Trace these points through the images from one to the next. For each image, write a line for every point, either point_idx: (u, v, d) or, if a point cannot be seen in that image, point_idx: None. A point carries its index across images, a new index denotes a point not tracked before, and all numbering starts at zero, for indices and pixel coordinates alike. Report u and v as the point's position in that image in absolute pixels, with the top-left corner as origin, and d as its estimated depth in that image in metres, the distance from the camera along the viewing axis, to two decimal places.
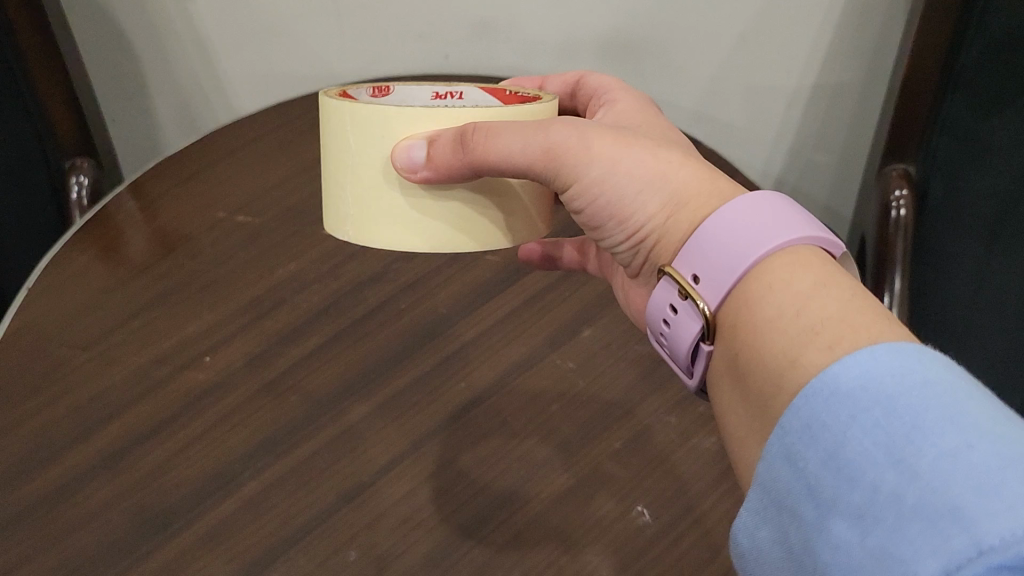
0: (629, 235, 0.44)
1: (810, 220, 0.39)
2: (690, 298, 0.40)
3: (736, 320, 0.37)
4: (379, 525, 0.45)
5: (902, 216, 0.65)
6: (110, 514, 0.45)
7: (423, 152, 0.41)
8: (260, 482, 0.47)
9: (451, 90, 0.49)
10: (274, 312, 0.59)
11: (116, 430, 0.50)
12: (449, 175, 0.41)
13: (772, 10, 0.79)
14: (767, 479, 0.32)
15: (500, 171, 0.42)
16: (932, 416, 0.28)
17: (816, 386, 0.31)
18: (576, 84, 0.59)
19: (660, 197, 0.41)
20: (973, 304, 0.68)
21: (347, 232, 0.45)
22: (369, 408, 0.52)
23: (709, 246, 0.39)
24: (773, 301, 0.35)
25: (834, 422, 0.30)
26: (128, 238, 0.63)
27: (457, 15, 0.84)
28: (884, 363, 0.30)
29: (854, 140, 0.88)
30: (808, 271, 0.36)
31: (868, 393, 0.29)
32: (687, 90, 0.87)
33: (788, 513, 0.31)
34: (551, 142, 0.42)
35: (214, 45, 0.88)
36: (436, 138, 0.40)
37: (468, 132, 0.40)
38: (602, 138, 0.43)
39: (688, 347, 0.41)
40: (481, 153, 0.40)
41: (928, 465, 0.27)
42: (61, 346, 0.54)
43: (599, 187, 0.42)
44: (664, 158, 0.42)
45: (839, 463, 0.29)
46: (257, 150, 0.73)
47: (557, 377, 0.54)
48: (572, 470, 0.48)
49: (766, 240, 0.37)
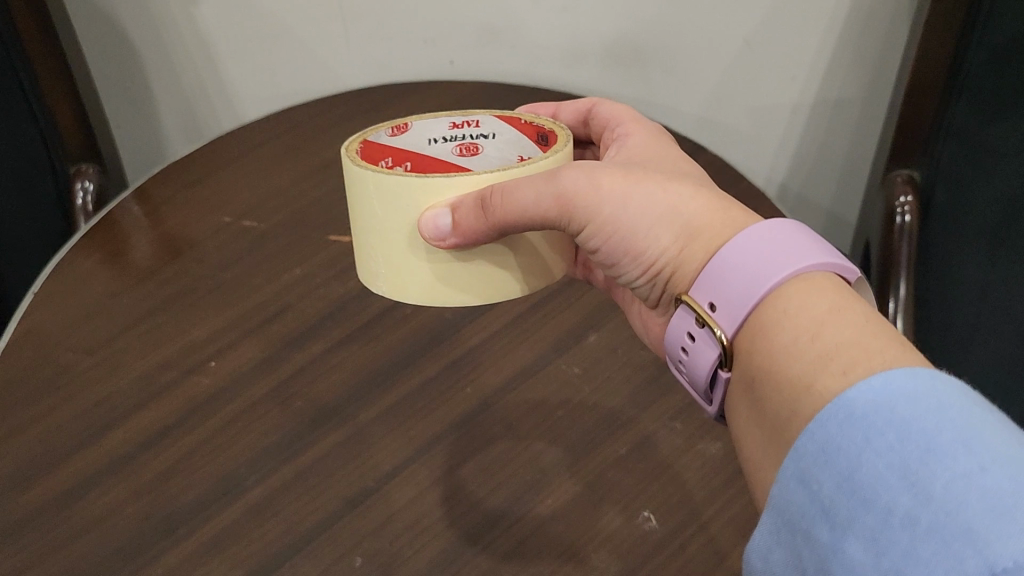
0: (647, 272, 0.44)
1: (819, 244, 0.39)
2: (706, 326, 0.40)
3: (751, 346, 0.37)
4: (385, 530, 0.45)
5: (907, 222, 0.66)
6: (115, 519, 0.45)
7: (449, 220, 0.41)
8: (265, 487, 0.47)
9: (468, 119, 0.50)
10: (278, 317, 0.59)
11: (121, 435, 0.50)
12: (476, 239, 0.41)
13: (777, 15, 0.79)
14: (780, 502, 0.32)
15: (520, 228, 0.42)
16: (946, 438, 0.28)
17: (830, 411, 0.31)
18: (588, 113, 0.58)
19: (672, 230, 0.42)
20: (977, 310, 0.68)
21: (380, 288, 0.46)
22: (374, 414, 0.52)
23: (726, 275, 0.39)
24: (789, 327, 0.36)
25: (849, 445, 0.30)
26: (133, 243, 0.63)
27: (462, 21, 0.84)
28: (898, 387, 0.30)
29: (858, 146, 0.88)
30: (822, 296, 0.36)
31: (883, 417, 0.30)
32: (693, 96, 0.87)
33: (801, 536, 0.31)
34: (563, 190, 0.42)
35: (220, 51, 0.89)
36: (458, 206, 0.41)
37: (485, 195, 0.41)
38: (611, 175, 0.44)
39: (707, 374, 0.41)
40: (501, 214, 0.40)
41: (942, 487, 0.27)
42: (67, 350, 0.54)
43: (612, 225, 0.43)
44: (674, 192, 0.43)
45: (853, 486, 0.29)
46: (262, 155, 0.73)
47: (563, 383, 0.55)
48: (578, 476, 0.48)
49: (779, 269, 0.37)
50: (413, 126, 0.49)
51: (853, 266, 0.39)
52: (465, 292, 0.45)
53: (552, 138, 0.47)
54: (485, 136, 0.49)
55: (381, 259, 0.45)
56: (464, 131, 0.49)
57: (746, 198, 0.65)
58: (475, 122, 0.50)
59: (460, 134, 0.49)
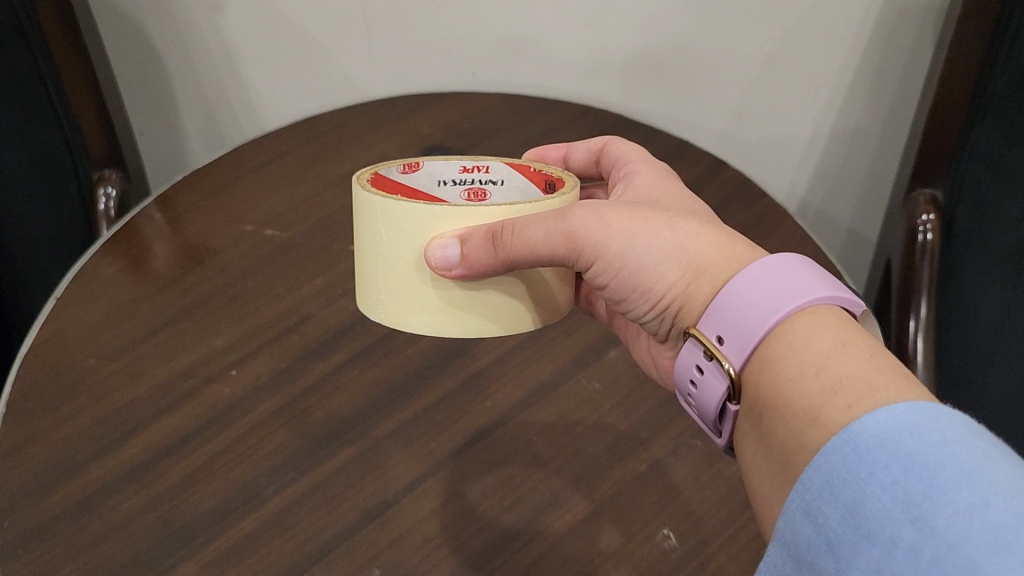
0: (656, 309, 0.44)
1: (825, 276, 0.39)
2: (714, 359, 0.40)
3: (759, 376, 0.37)
4: (403, 544, 0.45)
5: (929, 241, 0.66)
6: (134, 528, 0.45)
7: (457, 251, 0.41)
8: (285, 497, 0.47)
9: (478, 163, 0.48)
10: (298, 327, 0.59)
11: (141, 443, 0.50)
12: (483, 271, 0.41)
13: (801, 33, 0.79)
14: (786, 535, 0.32)
15: (528, 263, 0.42)
16: (949, 472, 0.28)
17: (835, 444, 0.31)
18: (600, 151, 0.58)
19: (679, 267, 0.42)
20: (998, 333, 0.66)
21: (378, 315, 0.46)
22: (392, 427, 0.52)
23: (733, 307, 0.39)
24: (795, 362, 0.36)
25: (854, 479, 0.30)
26: (155, 248, 0.63)
27: (487, 32, 0.84)
28: (902, 421, 0.30)
29: (879, 162, 0.88)
30: (827, 330, 0.36)
31: (886, 451, 0.29)
32: (713, 110, 0.87)
33: (807, 568, 0.31)
34: (572, 228, 0.42)
35: (243, 56, 0.89)
36: (468, 236, 0.41)
37: (496, 230, 0.41)
38: (619, 214, 0.43)
39: (716, 406, 0.41)
40: (511, 249, 0.41)
41: (946, 521, 0.26)
42: (88, 357, 0.54)
43: (619, 262, 0.43)
44: (680, 229, 0.43)
45: (857, 519, 0.29)
46: (286, 162, 0.72)
47: (583, 398, 0.54)
48: (596, 495, 0.48)
49: (784, 303, 0.37)
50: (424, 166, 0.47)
51: (860, 300, 0.39)
52: (470, 321, 0.44)
53: (561, 181, 0.47)
54: (494, 184, 0.48)
55: (386, 288, 0.44)
56: (474, 177, 0.48)
57: (769, 216, 0.65)
58: (486, 168, 0.48)
59: (470, 179, 0.48)
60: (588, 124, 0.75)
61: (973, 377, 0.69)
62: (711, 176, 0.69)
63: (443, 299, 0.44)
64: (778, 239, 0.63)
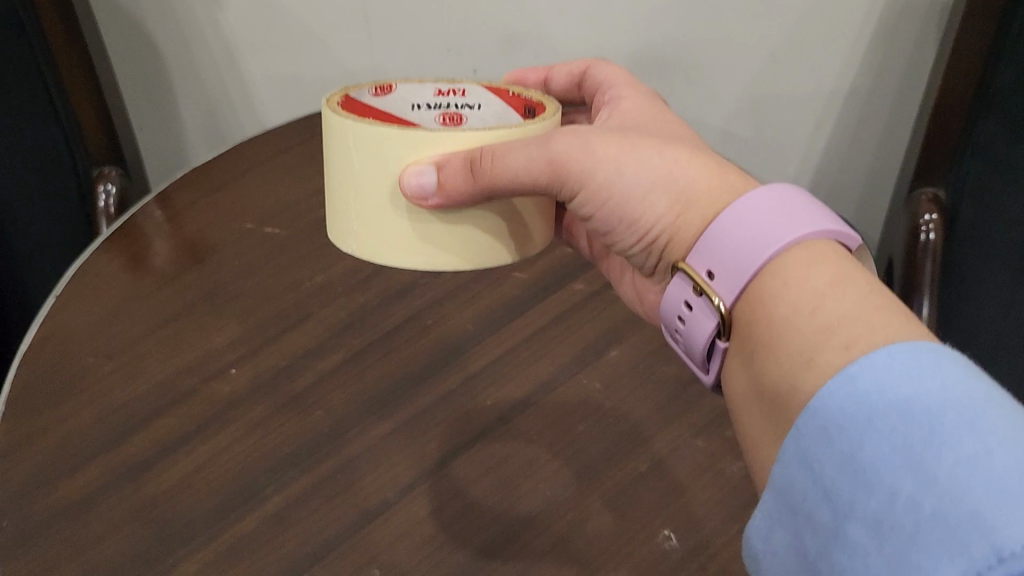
0: (643, 240, 0.45)
1: (821, 210, 0.39)
2: (704, 295, 0.40)
3: (752, 318, 0.37)
4: (403, 543, 0.45)
5: (931, 240, 0.65)
6: (132, 526, 0.45)
7: (433, 178, 0.40)
8: (284, 496, 0.47)
9: (455, 87, 0.48)
10: (297, 327, 0.58)
11: (140, 441, 0.50)
12: (461, 199, 0.41)
13: (804, 30, 0.79)
14: (783, 482, 0.32)
15: (510, 192, 0.42)
16: (952, 421, 0.28)
17: (831, 387, 0.31)
18: (582, 75, 0.62)
19: (668, 197, 0.42)
20: (1000, 332, 0.67)
21: (351, 246, 0.45)
22: (391, 426, 0.52)
23: (726, 245, 0.39)
24: (789, 300, 0.36)
25: (852, 427, 0.30)
26: (154, 246, 0.63)
27: (487, 31, 0.84)
28: (901, 364, 0.30)
29: (880, 163, 0.87)
30: (823, 267, 0.36)
31: (885, 398, 0.29)
32: (716, 108, 0.87)
33: (803, 518, 0.31)
34: (556, 154, 0.42)
35: (243, 54, 0.88)
36: (446, 162, 0.40)
37: (476, 156, 0.40)
38: (605, 142, 0.44)
39: (704, 343, 0.41)
40: (491, 176, 0.40)
41: (947, 470, 0.26)
42: (86, 355, 0.54)
43: (607, 190, 0.44)
44: (670, 158, 0.43)
45: (855, 468, 0.29)
46: (286, 162, 0.72)
47: (583, 398, 0.54)
48: (598, 492, 0.48)
49: (777, 237, 0.37)
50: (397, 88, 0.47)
51: (856, 234, 0.39)
52: (448, 255, 0.44)
53: (542, 107, 0.47)
54: (471, 107, 0.46)
55: (358, 220, 0.44)
56: (449, 101, 0.47)
57: None
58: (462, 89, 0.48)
59: (445, 102, 0.46)
60: None
61: None
62: None
63: (420, 231, 0.43)
64: None
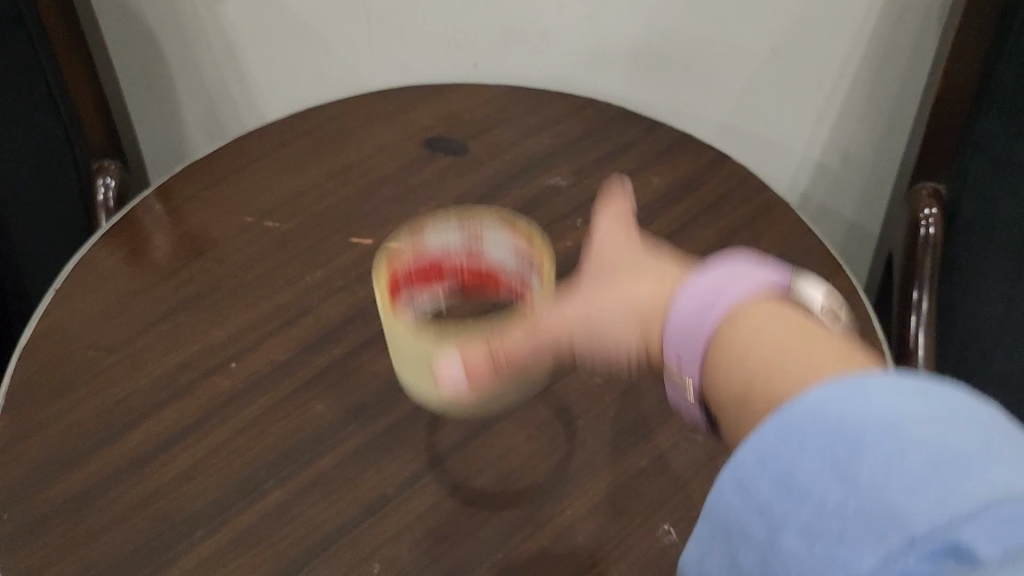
0: (632, 355, 0.46)
1: (778, 274, 0.43)
2: (680, 375, 0.44)
3: (724, 400, 0.41)
4: (403, 537, 0.46)
5: (931, 234, 0.65)
6: (134, 520, 0.46)
7: (458, 375, 0.44)
8: (285, 490, 0.48)
9: (475, 233, 0.52)
10: (298, 321, 0.57)
11: (140, 436, 0.50)
12: (481, 383, 0.45)
13: (805, 25, 0.79)
14: (714, 507, 0.34)
15: (519, 368, 0.45)
16: (869, 434, 0.31)
17: (776, 417, 0.33)
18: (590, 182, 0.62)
19: (640, 327, 0.45)
20: (999, 329, 0.68)
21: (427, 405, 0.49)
22: (391, 420, 0.51)
23: (688, 335, 0.42)
24: (743, 360, 0.40)
25: (784, 451, 0.32)
26: (155, 240, 0.63)
27: (489, 21, 0.83)
28: (828, 396, 0.32)
29: (883, 156, 0.87)
30: (772, 332, 0.40)
31: (815, 425, 0.32)
32: (717, 103, 0.87)
33: (733, 540, 0.33)
34: (545, 330, 0.45)
35: (243, 43, 0.88)
36: (468, 357, 0.44)
37: (493, 342, 0.44)
38: (587, 290, 0.46)
39: (691, 407, 0.45)
40: (505, 361, 0.44)
41: (867, 478, 0.30)
42: (87, 350, 0.55)
43: (586, 339, 0.46)
44: (645, 281, 0.45)
45: (789, 484, 0.32)
46: (288, 153, 0.71)
47: (584, 393, 0.53)
48: (599, 485, 0.48)
49: (728, 297, 0.41)
50: (426, 241, 0.52)
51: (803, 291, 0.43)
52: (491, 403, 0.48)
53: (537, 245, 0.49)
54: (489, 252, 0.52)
55: (392, 356, 0.49)
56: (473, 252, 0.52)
57: (769, 209, 0.65)
58: (480, 228, 0.52)
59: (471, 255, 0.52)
60: (590, 114, 0.74)
61: (971, 372, 0.71)
62: (713, 169, 0.69)
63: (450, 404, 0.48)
64: (777, 234, 0.63)
